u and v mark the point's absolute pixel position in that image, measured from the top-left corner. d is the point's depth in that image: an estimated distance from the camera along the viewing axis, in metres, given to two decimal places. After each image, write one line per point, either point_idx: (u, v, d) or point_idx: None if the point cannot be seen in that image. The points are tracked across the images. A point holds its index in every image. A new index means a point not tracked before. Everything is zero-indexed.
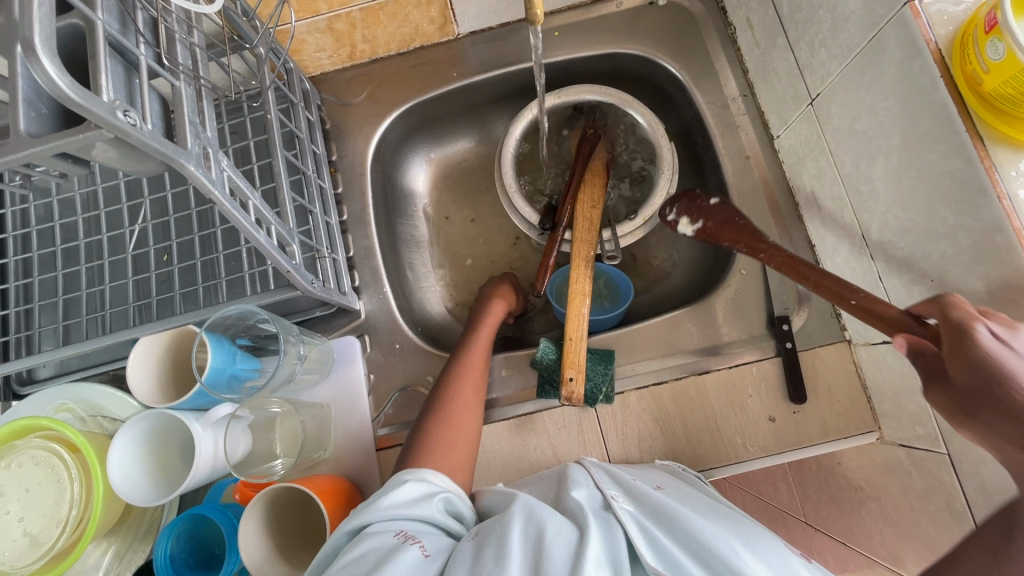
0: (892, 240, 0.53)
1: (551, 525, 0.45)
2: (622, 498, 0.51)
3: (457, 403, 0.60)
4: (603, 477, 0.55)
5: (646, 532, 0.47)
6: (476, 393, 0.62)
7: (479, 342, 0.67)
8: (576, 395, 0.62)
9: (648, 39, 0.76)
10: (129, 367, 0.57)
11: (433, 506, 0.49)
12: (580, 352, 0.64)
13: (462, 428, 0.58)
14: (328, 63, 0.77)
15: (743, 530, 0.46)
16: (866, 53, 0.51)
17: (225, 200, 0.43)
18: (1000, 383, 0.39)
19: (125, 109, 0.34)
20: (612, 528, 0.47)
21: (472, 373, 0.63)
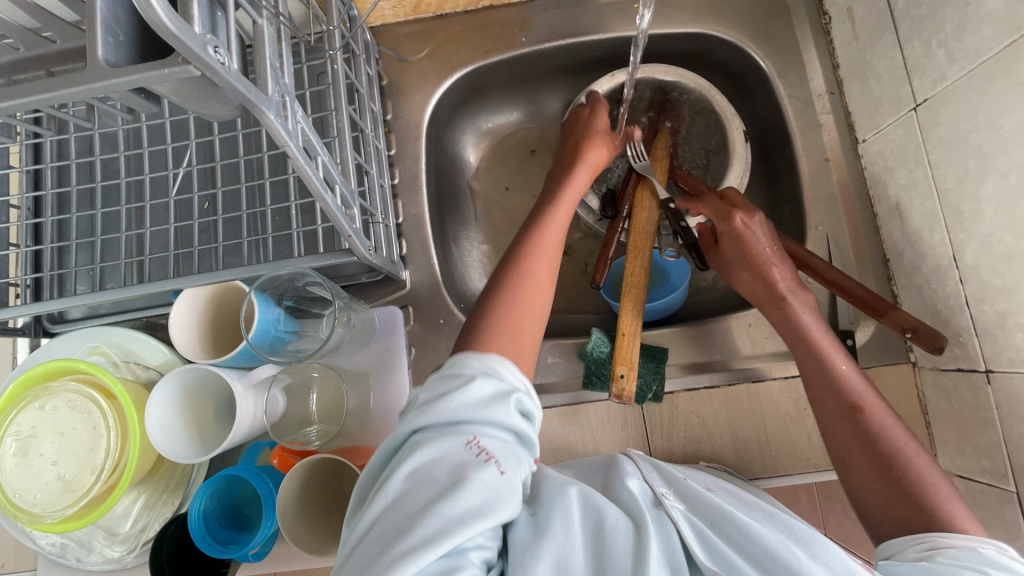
0: (988, 264, 0.50)
1: (610, 517, 0.44)
2: (671, 495, 0.50)
3: (535, 261, 0.55)
4: (650, 471, 0.53)
5: (699, 533, 0.46)
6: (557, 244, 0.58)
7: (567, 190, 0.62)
8: (627, 394, 0.59)
9: (735, 22, 0.71)
10: (171, 317, 0.54)
11: (508, 407, 0.42)
12: (634, 348, 0.60)
13: (539, 279, 0.54)
14: (391, 14, 0.72)
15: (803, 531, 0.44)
16: (999, 60, 0.47)
17: (299, 155, 0.40)
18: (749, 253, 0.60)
19: (215, 46, 0.31)
20: (663, 524, 0.46)
21: (551, 240, 0.58)
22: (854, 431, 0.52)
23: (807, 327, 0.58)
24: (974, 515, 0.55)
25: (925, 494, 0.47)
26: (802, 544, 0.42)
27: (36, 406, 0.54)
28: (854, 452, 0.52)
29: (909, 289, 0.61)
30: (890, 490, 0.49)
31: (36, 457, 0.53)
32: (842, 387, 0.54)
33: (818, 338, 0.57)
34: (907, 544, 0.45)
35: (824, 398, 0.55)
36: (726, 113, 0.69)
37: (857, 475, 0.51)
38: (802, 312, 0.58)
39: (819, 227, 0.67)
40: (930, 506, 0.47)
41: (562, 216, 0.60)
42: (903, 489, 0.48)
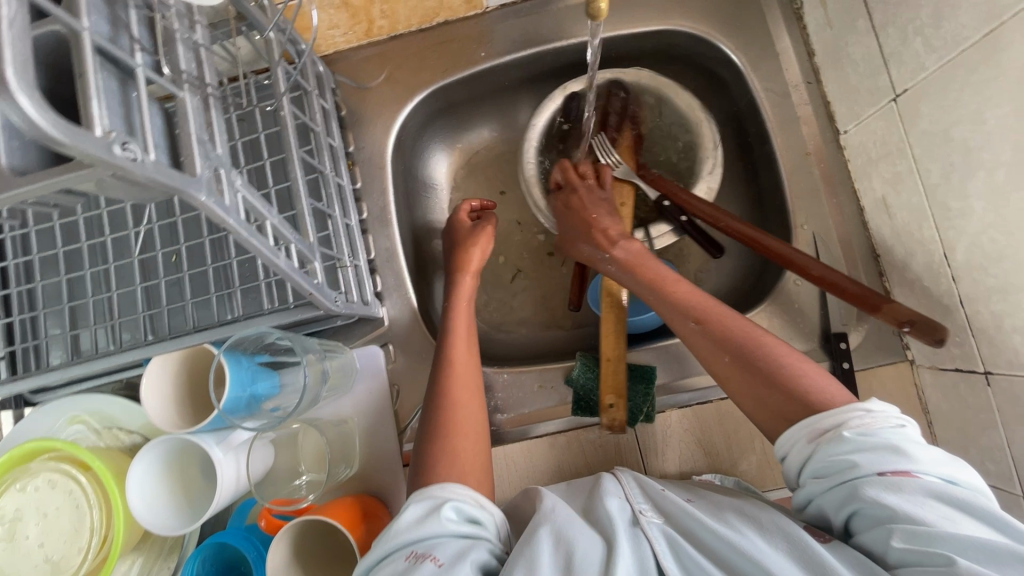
0: (982, 264, 0.47)
1: (580, 546, 0.42)
2: (651, 511, 0.47)
3: (454, 385, 0.55)
4: (632, 486, 0.50)
5: (674, 546, 0.42)
6: (471, 358, 0.58)
7: (460, 302, 0.62)
8: (618, 422, 0.60)
9: (703, 15, 0.67)
10: (143, 391, 0.52)
11: (442, 517, 0.44)
12: (620, 373, 0.61)
13: (468, 401, 0.55)
14: (342, 41, 0.69)
15: (767, 521, 0.42)
16: (981, 49, 0.43)
17: (240, 229, 0.38)
18: (578, 213, 0.63)
19: (123, 142, 0.29)
20: (638, 542, 0.43)
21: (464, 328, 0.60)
22: (712, 341, 0.50)
23: (644, 263, 0.58)
24: None
25: (794, 376, 0.45)
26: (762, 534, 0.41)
27: (16, 488, 0.53)
28: (724, 367, 0.48)
29: (902, 285, 0.58)
30: (766, 390, 0.46)
31: (24, 540, 0.53)
32: (683, 305, 0.53)
33: (654, 267, 0.57)
34: (796, 435, 0.43)
35: (680, 323, 0.52)
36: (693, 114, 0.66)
37: (738, 387, 0.48)
38: (636, 251, 0.59)
39: (805, 226, 0.64)
40: (807, 394, 0.44)
41: (463, 328, 0.60)
42: (772, 383, 0.45)
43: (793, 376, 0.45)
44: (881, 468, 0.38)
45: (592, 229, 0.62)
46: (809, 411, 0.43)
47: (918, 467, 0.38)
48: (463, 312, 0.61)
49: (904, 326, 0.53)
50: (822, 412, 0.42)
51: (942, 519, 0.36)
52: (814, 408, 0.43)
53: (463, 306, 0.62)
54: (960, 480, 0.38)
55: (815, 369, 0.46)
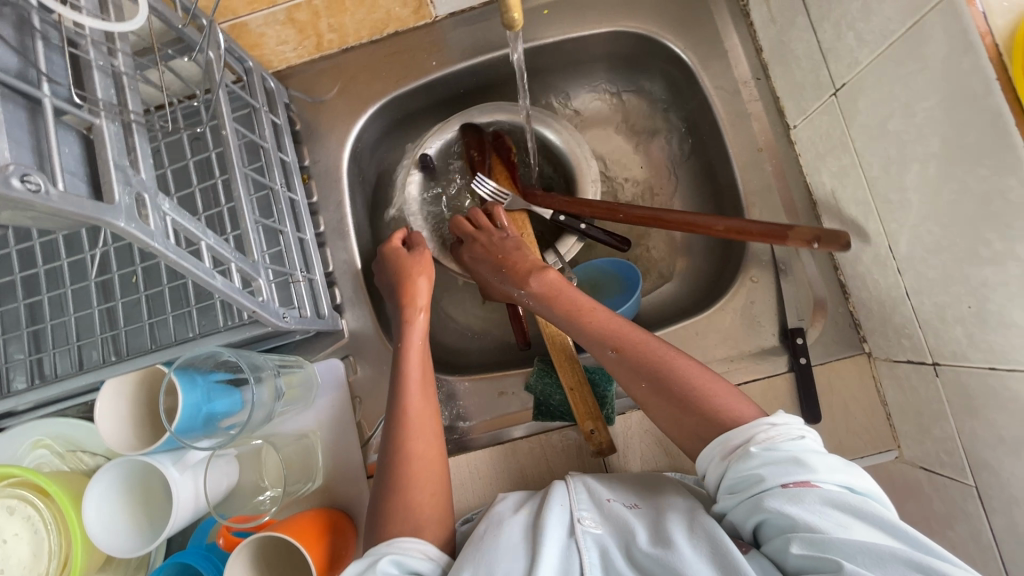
0: (922, 256, 0.47)
1: (501, 568, 0.43)
2: (592, 518, 0.47)
3: (410, 433, 0.54)
4: (580, 492, 0.50)
5: (605, 559, 0.44)
6: (426, 402, 0.56)
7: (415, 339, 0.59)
8: (607, 443, 0.59)
9: (651, 16, 0.67)
10: (98, 412, 0.53)
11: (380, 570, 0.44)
12: (588, 399, 0.60)
13: (427, 447, 0.54)
14: (294, 56, 0.69)
15: (696, 524, 0.44)
16: (907, 42, 0.43)
17: (167, 252, 0.38)
18: (491, 252, 0.63)
19: (23, 174, 0.29)
20: (569, 555, 0.44)
21: (416, 366, 0.57)
22: (631, 372, 0.52)
23: (566, 292, 0.57)
24: (940, 508, 0.53)
25: (699, 400, 0.48)
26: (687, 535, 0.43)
27: None
28: (642, 392, 0.51)
29: (855, 278, 0.58)
30: (680, 412, 0.49)
31: None
32: (603, 339, 0.54)
33: (579, 301, 0.56)
34: (711, 458, 0.46)
35: (604, 356, 0.53)
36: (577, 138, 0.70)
37: (654, 411, 0.51)
38: (557, 283, 0.58)
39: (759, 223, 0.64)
40: (716, 411, 0.47)
41: (416, 369, 0.57)
42: (687, 406, 0.48)
43: (700, 398, 0.48)
44: (783, 480, 0.41)
45: (508, 267, 0.61)
46: (722, 429, 0.46)
47: (816, 478, 0.41)
48: (416, 351, 0.59)
49: (813, 244, 0.54)
50: (733, 431, 0.45)
51: (834, 526, 0.38)
52: (725, 427, 0.46)
53: (417, 345, 0.59)
54: (855, 487, 0.41)
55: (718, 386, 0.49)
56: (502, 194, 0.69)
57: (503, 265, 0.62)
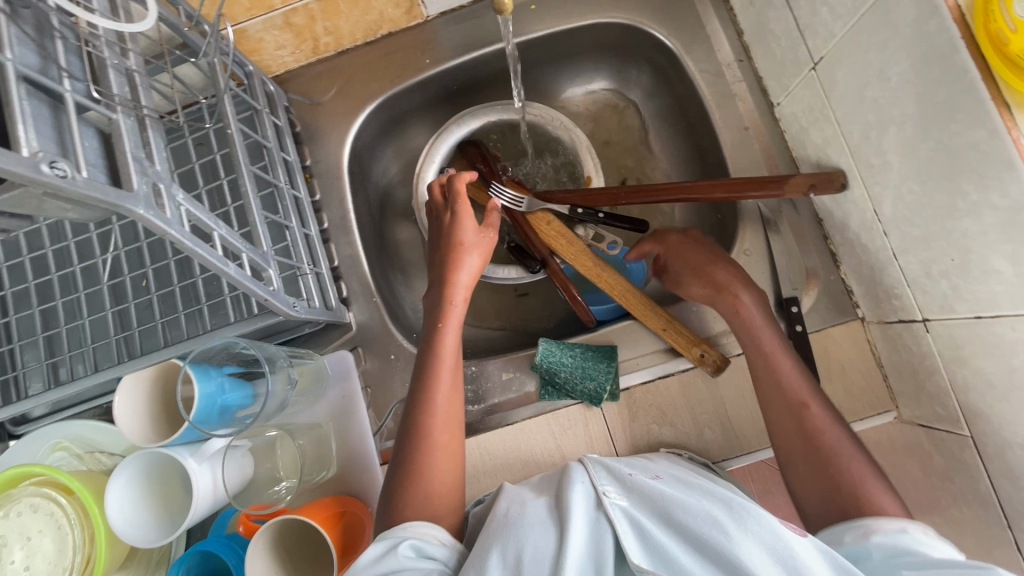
0: (905, 216, 0.49)
1: (529, 543, 0.44)
2: (614, 491, 0.48)
3: (437, 422, 0.55)
4: (599, 470, 0.50)
5: (637, 527, 0.44)
6: (452, 397, 0.56)
7: (448, 327, 0.58)
8: (721, 359, 0.62)
9: (634, 5, 0.70)
10: (115, 411, 0.54)
11: (399, 555, 0.45)
12: (681, 331, 0.64)
13: (447, 437, 0.55)
14: (291, 60, 0.71)
15: (738, 508, 0.44)
16: (876, 11, 0.45)
17: (183, 239, 0.40)
18: (703, 256, 0.66)
19: (51, 161, 0.31)
20: (599, 528, 0.45)
21: (446, 366, 0.57)
22: (798, 424, 0.54)
23: (756, 329, 0.60)
24: (939, 462, 0.54)
25: (848, 481, 0.51)
26: (735, 519, 0.43)
27: None
28: (796, 445, 0.54)
29: (844, 245, 0.60)
30: (828, 482, 0.51)
31: (9, 565, 0.54)
32: (787, 387, 0.56)
33: (768, 342, 0.58)
34: (843, 531, 0.48)
35: (774, 402, 0.56)
36: (572, 134, 0.73)
37: (797, 471, 0.54)
38: (750, 314, 0.60)
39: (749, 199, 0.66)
40: (861, 495, 0.49)
41: (449, 360, 0.57)
42: (831, 475, 0.51)
43: (849, 482, 0.51)
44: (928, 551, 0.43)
45: (705, 271, 0.65)
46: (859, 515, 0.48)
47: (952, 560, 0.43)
48: (451, 341, 0.58)
49: (809, 191, 0.58)
50: (884, 517, 0.47)
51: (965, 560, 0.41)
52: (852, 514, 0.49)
53: (451, 346, 0.58)
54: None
55: (862, 463, 0.52)
56: (520, 198, 0.69)
57: (704, 271, 0.65)
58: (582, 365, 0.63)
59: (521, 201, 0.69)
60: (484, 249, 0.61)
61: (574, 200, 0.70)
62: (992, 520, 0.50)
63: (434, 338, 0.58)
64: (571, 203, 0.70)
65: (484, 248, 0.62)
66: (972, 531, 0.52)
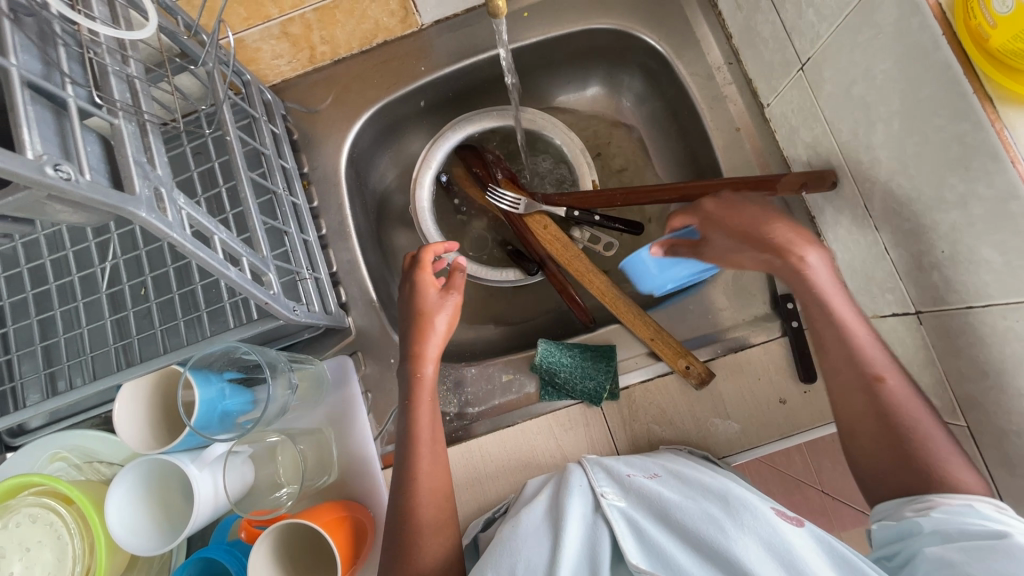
0: (896, 210, 0.50)
1: (523, 557, 0.44)
2: (612, 493, 0.49)
3: (421, 497, 0.55)
4: (597, 471, 0.52)
5: (634, 527, 0.45)
6: (435, 475, 0.56)
7: (424, 401, 0.59)
8: (705, 371, 0.62)
9: (625, 11, 0.71)
10: (116, 412, 0.54)
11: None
12: (670, 339, 0.64)
13: (434, 511, 0.55)
14: (288, 69, 0.72)
15: (735, 501, 0.44)
16: (860, 11, 0.47)
17: (184, 242, 0.40)
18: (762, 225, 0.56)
19: (55, 163, 0.31)
20: (596, 530, 0.46)
21: (425, 447, 0.57)
22: (869, 401, 0.51)
23: (825, 291, 0.53)
24: None
25: (914, 444, 0.48)
26: (731, 515, 0.43)
27: None
28: (865, 424, 0.51)
29: (836, 241, 0.61)
30: (898, 460, 0.49)
31: None
32: (861, 358, 0.51)
33: (831, 298, 0.53)
34: (901, 505, 0.49)
35: (842, 371, 0.52)
36: (566, 139, 0.74)
37: (865, 442, 0.52)
38: (819, 272, 0.53)
39: None
40: (938, 476, 0.47)
41: (426, 434, 0.57)
42: (906, 453, 0.49)
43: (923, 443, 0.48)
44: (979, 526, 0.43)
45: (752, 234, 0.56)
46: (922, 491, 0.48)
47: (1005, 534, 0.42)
48: (427, 418, 0.58)
49: (801, 190, 0.59)
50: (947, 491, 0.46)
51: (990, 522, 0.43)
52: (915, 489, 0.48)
53: (426, 425, 0.58)
54: None
55: (939, 431, 0.48)
56: (518, 199, 0.70)
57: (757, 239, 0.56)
58: (580, 364, 0.64)
59: (518, 203, 0.70)
60: (452, 310, 0.62)
61: (570, 202, 0.71)
62: None
63: (411, 416, 0.58)
64: (568, 205, 0.71)
65: (451, 310, 0.62)
66: None
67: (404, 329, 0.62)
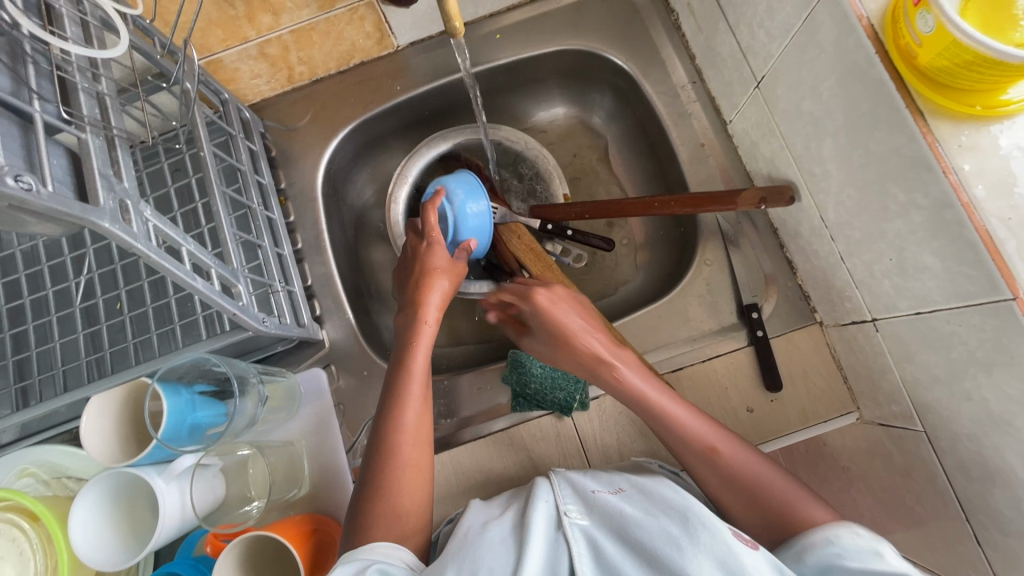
0: (847, 220, 0.52)
1: (486, 565, 0.43)
2: (576, 511, 0.48)
3: (405, 440, 0.53)
4: (564, 487, 0.51)
5: (594, 547, 0.44)
6: (424, 413, 0.56)
7: (419, 348, 0.58)
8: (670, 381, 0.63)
9: (593, 33, 0.74)
10: (82, 427, 0.53)
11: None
12: (638, 349, 0.64)
13: (416, 456, 0.53)
14: (267, 89, 0.74)
15: (694, 518, 0.43)
16: (804, 32, 0.49)
17: (150, 253, 0.41)
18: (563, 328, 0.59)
19: (16, 174, 0.32)
20: (557, 547, 0.45)
21: (417, 385, 0.56)
22: (710, 470, 0.51)
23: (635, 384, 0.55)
24: (899, 460, 0.55)
25: (776, 497, 0.48)
26: (688, 534, 0.42)
27: None
28: (715, 487, 0.51)
29: (798, 252, 0.63)
30: (759, 513, 0.49)
31: None
32: (687, 436, 0.52)
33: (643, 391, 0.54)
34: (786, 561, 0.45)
35: (680, 449, 0.53)
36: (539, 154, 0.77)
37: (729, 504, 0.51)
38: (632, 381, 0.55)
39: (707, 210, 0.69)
40: (785, 511, 0.48)
41: (418, 381, 0.56)
42: (767, 507, 0.48)
43: (783, 500, 0.48)
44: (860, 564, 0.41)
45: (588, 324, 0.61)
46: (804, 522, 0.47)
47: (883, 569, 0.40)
48: (422, 355, 0.58)
49: (761, 204, 0.61)
50: (816, 529, 0.45)
51: None
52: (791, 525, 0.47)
53: (421, 368, 0.57)
54: None
55: (786, 482, 0.50)
56: (492, 211, 0.72)
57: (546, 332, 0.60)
58: (551, 375, 0.64)
59: (493, 214, 0.72)
60: (456, 274, 0.63)
61: (542, 215, 0.73)
62: (951, 514, 0.50)
63: (406, 358, 0.57)
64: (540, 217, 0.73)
65: (456, 274, 0.63)
66: (936, 530, 0.52)
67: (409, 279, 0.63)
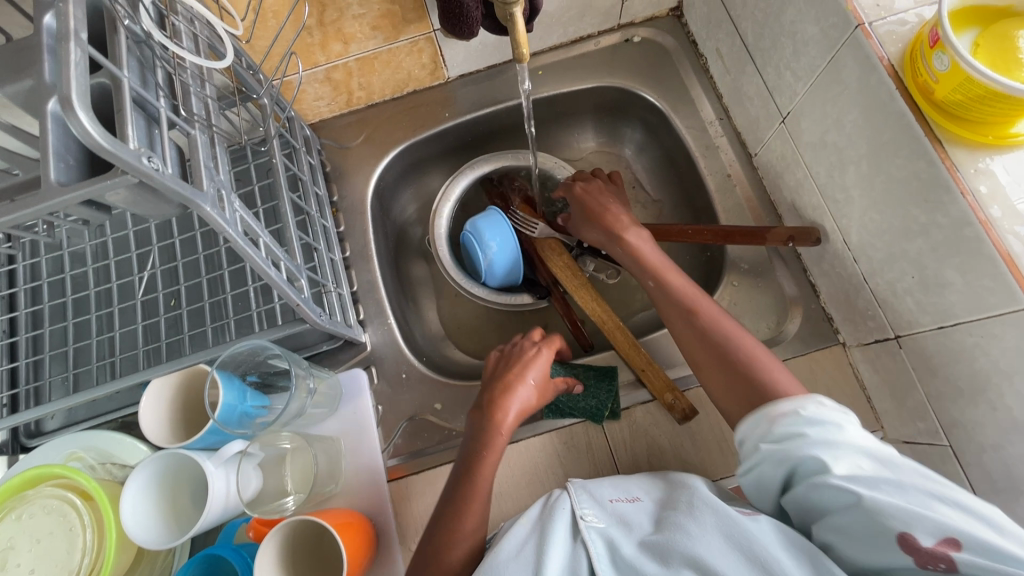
0: (871, 242, 0.56)
1: None
2: (592, 515, 0.49)
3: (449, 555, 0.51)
4: (580, 493, 0.52)
5: (612, 552, 0.46)
6: (473, 529, 0.53)
7: (488, 460, 0.56)
8: (688, 408, 0.65)
9: (627, 72, 0.81)
10: (141, 409, 0.57)
11: None
12: (662, 373, 0.67)
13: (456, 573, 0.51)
14: (327, 110, 0.81)
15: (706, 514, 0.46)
16: (828, 72, 0.55)
17: (238, 238, 0.45)
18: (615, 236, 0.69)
19: (149, 156, 0.37)
20: (576, 554, 0.46)
21: (476, 498, 0.54)
22: (737, 395, 0.55)
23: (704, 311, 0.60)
24: None
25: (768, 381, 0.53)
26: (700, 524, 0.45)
27: (12, 517, 0.55)
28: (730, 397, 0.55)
29: (821, 275, 0.67)
30: (736, 384, 0.55)
31: (14, 569, 0.54)
32: (745, 366, 0.55)
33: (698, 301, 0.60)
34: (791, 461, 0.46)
35: (726, 401, 0.56)
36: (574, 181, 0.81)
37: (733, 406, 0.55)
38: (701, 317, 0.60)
39: None
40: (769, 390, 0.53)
41: (482, 492, 0.54)
42: (745, 381, 0.54)
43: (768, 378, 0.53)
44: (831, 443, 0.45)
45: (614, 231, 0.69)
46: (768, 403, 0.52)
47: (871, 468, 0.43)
48: (489, 469, 0.56)
49: (788, 242, 0.65)
50: (782, 401, 0.50)
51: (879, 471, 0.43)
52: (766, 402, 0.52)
53: (485, 484, 0.55)
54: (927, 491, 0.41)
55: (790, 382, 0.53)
56: (533, 223, 0.77)
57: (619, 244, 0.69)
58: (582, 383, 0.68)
59: (534, 227, 0.77)
60: (542, 388, 0.62)
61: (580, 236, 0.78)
62: None
63: (475, 464, 0.56)
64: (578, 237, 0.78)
65: (542, 388, 0.62)
66: None
67: (497, 377, 0.63)
